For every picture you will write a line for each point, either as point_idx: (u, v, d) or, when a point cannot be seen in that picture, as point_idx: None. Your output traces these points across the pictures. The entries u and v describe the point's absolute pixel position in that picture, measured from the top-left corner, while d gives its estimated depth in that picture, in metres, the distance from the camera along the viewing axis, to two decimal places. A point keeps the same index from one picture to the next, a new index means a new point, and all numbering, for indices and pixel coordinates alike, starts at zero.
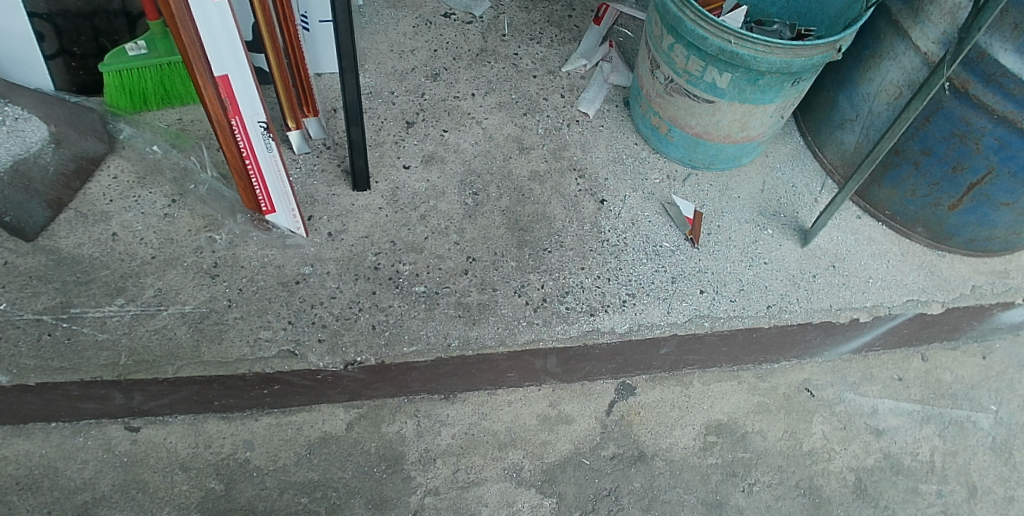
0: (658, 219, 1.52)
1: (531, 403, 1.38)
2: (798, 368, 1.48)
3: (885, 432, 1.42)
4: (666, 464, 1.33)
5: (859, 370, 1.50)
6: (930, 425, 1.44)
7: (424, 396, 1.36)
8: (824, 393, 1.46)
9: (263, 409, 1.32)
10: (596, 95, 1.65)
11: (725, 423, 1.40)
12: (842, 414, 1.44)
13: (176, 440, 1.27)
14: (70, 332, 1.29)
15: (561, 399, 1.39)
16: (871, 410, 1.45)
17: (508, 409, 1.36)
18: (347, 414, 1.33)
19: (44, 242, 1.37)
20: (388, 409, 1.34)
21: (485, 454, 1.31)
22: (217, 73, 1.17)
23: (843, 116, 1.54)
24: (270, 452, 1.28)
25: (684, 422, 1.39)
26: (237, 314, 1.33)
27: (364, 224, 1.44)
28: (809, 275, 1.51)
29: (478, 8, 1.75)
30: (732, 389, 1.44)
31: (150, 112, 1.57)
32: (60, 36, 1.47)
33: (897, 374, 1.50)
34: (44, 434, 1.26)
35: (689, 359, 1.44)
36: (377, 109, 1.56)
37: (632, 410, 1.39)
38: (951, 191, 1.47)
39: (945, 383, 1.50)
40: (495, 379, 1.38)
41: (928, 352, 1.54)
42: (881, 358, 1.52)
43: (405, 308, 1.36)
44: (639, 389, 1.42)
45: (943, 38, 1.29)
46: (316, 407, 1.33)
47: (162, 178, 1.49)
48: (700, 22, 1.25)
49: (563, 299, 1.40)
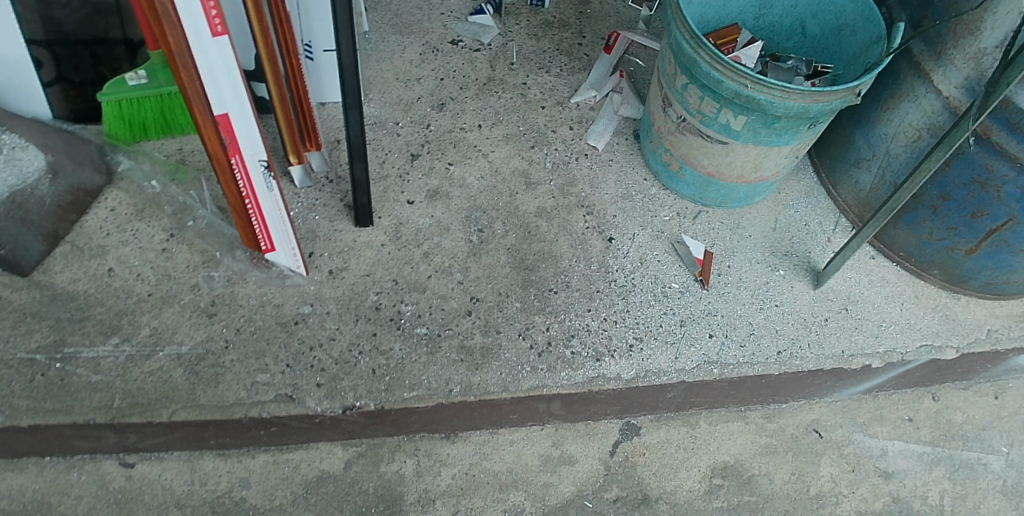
0: (667, 259, 1.48)
1: (533, 443, 1.31)
2: (807, 409, 1.41)
3: (894, 474, 1.36)
4: (670, 507, 1.27)
5: (868, 411, 1.43)
6: (940, 468, 1.38)
7: (425, 435, 1.29)
8: (833, 434, 1.40)
9: (259, 447, 1.26)
10: (606, 125, 1.61)
11: (732, 465, 1.33)
12: (850, 456, 1.37)
13: (171, 478, 1.21)
14: (63, 373, 1.26)
15: (565, 439, 1.32)
16: (880, 452, 1.39)
17: (510, 448, 1.30)
18: (345, 452, 1.26)
19: (39, 277, 1.35)
20: (387, 448, 1.28)
21: (486, 496, 1.24)
22: (217, 111, 1.14)
23: (859, 155, 1.50)
24: (267, 490, 1.22)
25: (690, 464, 1.32)
26: (234, 356, 1.30)
27: (365, 262, 1.40)
28: (821, 318, 1.48)
29: (486, 35, 1.71)
30: (738, 430, 1.37)
31: (150, 141, 1.53)
32: (59, 64, 1.44)
33: (907, 414, 1.44)
34: (39, 468, 1.20)
35: (695, 400, 1.38)
36: (382, 141, 1.52)
37: (636, 452, 1.32)
38: (968, 236, 1.43)
39: (956, 423, 1.44)
40: (496, 419, 1.31)
41: (939, 391, 1.47)
42: (892, 398, 1.45)
43: (406, 351, 1.33)
44: (643, 429, 1.34)
45: (966, 84, 1.25)
46: (314, 445, 1.27)
47: (161, 212, 1.45)
48: (715, 65, 1.20)
49: (569, 343, 1.37)
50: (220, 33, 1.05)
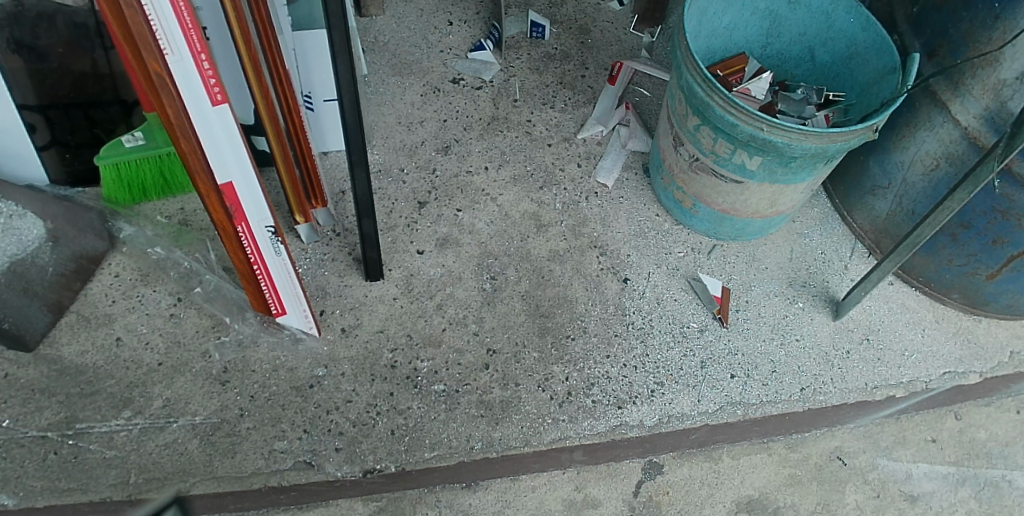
0: (684, 297, 1.49)
1: (555, 488, 1.26)
2: (829, 436, 1.38)
3: (920, 498, 1.33)
4: None
5: (891, 434, 1.39)
6: (965, 488, 1.35)
7: (446, 485, 1.25)
8: (857, 460, 1.36)
9: (278, 507, 1.21)
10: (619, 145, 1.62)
11: (757, 499, 1.30)
12: (875, 482, 1.34)
13: None
14: (76, 450, 1.21)
15: (587, 481, 1.27)
16: (905, 475, 1.35)
17: (532, 495, 1.25)
18: (365, 508, 1.22)
19: (46, 351, 1.31)
20: (408, 500, 1.23)
21: None
22: (222, 180, 1.11)
23: (874, 183, 1.53)
24: None
25: (714, 500, 1.28)
26: (249, 424, 1.26)
27: (378, 317, 1.39)
28: (843, 352, 1.46)
29: (487, 72, 1.75)
30: (762, 462, 1.33)
31: (150, 203, 1.50)
32: (52, 127, 1.39)
33: (931, 435, 1.40)
34: None
35: (718, 435, 1.35)
36: (388, 190, 1.54)
37: (659, 490, 1.28)
38: (989, 262, 1.42)
39: (980, 442, 1.40)
40: (518, 467, 1.27)
41: (961, 409, 1.44)
42: (914, 420, 1.42)
43: (425, 410, 1.30)
44: (666, 466, 1.31)
45: (985, 114, 1.27)
46: (335, 502, 1.22)
47: (166, 276, 1.42)
48: (729, 109, 1.21)
49: (589, 391, 1.35)
50: (221, 102, 1.02)
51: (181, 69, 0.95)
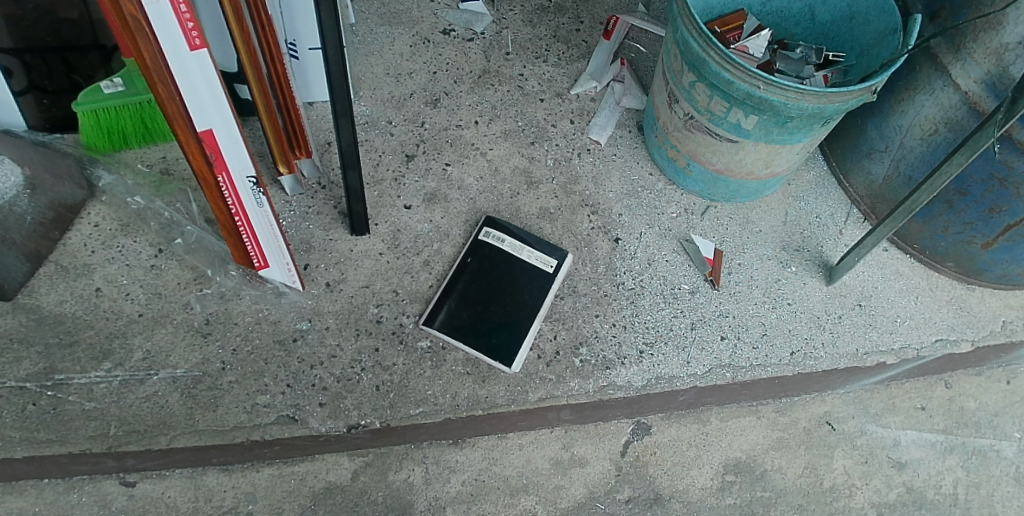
0: (677, 259, 1.46)
1: (543, 446, 1.25)
2: (819, 401, 1.36)
3: (907, 464, 1.33)
4: (683, 506, 1.24)
5: (881, 400, 1.38)
6: (953, 456, 1.34)
7: (432, 441, 1.23)
8: (846, 425, 1.35)
9: (265, 459, 1.19)
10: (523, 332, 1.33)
11: (744, 461, 1.29)
12: (864, 447, 1.33)
13: (175, 495, 1.15)
14: (55, 401, 1.19)
15: (575, 441, 1.26)
16: (893, 442, 1.34)
17: (519, 453, 1.24)
18: (352, 462, 1.21)
19: (23, 300, 1.27)
20: (394, 456, 1.22)
21: (497, 502, 1.20)
22: (200, 127, 1.03)
23: (871, 146, 1.50)
24: (273, 505, 1.16)
25: (701, 462, 1.28)
26: (232, 378, 1.24)
27: (364, 272, 1.37)
28: (835, 315, 1.45)
29: (479, 23, 1.72)
30: (752, 425, 1.32)
31: (131, 151, 1.45)
32: (29, 71, 1.33)
33: (921, 403, 1.39)
34: (37, 491, 1.14)
35: (707, 397, 1.33)
36: (375, 142, 1.52)
37: (647, 451, 1.27)
38: (985, 231, 1.39)
39: (969, 411, 1.40)
40: (505, 425, 1.26)
41: (951, 378, 1.43)
42: (904, 387, 1.40)
43: (410, 366, 1.28)
44: (655, 428, 1.30)
45: (986, 78, 1.24)
46: (319, 456, 1.21)
47: (148, 226, 1.38)
48: (725, 65, 1.17)
49: (578, 351, 1.33)
50: (199, 46, 0.93)
51: (156, 13, 0.87)
